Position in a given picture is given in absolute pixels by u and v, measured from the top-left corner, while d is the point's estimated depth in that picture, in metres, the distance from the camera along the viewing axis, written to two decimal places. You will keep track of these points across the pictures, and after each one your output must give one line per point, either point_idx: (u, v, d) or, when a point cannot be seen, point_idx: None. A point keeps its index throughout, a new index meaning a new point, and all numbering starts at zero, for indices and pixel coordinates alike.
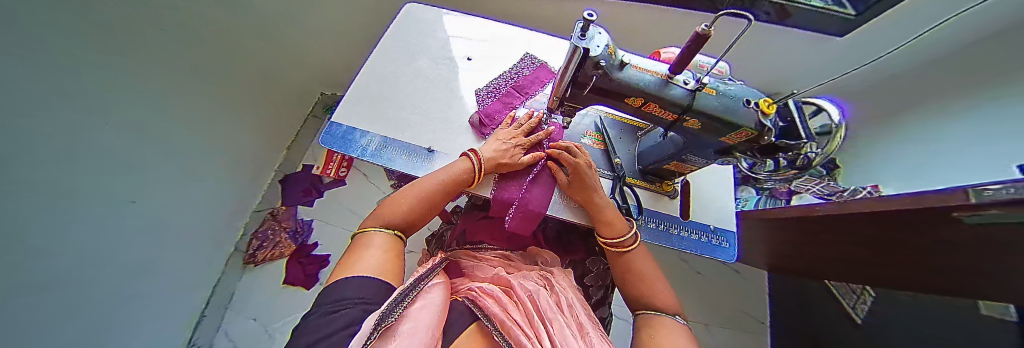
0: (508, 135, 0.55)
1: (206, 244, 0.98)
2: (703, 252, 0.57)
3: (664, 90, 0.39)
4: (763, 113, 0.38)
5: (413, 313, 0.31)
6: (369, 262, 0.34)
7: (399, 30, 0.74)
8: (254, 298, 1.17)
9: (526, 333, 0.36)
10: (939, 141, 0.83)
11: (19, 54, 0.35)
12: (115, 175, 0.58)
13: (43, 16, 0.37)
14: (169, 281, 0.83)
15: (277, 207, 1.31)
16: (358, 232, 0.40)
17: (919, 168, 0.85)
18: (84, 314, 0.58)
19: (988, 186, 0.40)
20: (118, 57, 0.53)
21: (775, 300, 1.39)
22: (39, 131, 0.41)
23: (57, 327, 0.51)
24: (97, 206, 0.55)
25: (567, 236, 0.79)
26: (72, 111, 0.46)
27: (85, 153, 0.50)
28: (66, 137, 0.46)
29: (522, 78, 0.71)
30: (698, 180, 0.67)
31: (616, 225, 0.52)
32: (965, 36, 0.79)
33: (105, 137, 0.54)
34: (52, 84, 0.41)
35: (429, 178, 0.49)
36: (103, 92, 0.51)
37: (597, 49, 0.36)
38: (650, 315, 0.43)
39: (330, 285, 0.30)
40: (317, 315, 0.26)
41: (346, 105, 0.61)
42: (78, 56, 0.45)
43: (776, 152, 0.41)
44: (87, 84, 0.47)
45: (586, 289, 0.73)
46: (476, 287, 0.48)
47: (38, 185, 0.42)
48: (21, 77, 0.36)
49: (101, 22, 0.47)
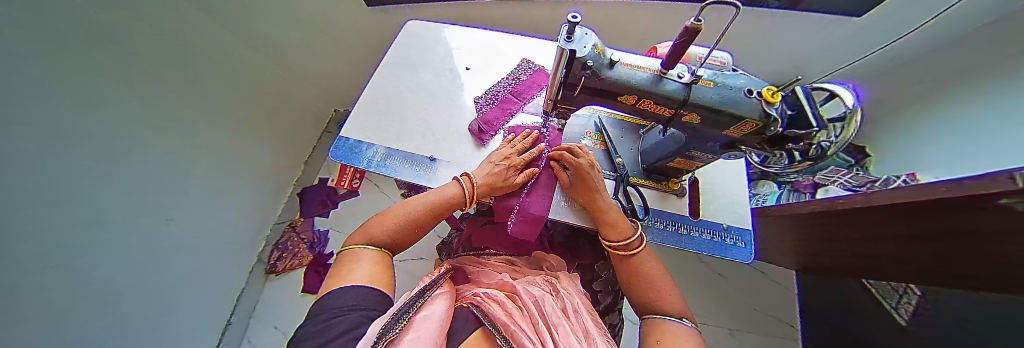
0: (500, 156, 0.55)
1: (229, 258, 1.03)
2: (716, 254, 0.54)
3: (658, 86, 0.38)
4: (769, 102, 0.36)
5: (417, 321, 0.32)
6: (358, 274, 0.34)
7: (401, 45, 0.77)
8: (274, 307, 1.22)
9: (530, 337, 0.35)
10: (984, 119, 0.75)
11: (52, 90, 0.39)
12: (148, 194, 0.64)
13: (76, 56, 0.42)
14: (198, 291, 0.89)
15: (295, 219, 1.37)
16: (344, 249, 0.40)
17: (957, 150, 0.79)
18: (120, 323, 0.63)
19: None
20: (149, 88, 0.59)
21: (807, 303, 1.29)
22: (71, 157, 0.45)
23: (91, 336, 0.56)
24: (129, 222, 0.60)
25: (574, 240, 0.77)
26: (107, 137, 0.51)
27: (118, 174, 0.55)
28: (100, 159, 0.51)
29: (520, 83, 0.71)
30: (707, 177, 0.64)
31: (621, 226, 0.51)
32: (985, 8, 0.73)
33: (136, 160, 0.59)
34: (83, 110, 0.45)
35: (419, 197, 0.49)
36: (134, 119, 0.57)
37: (585, 50, 0.36)
38: (654, 319, 0.42)
39: (325, 295, 0.31)
40: (317, 320, 0.27)
41: (353, 119, 0.64)
42: (111, 88, 0.50)
43: (785, 143, 0.39)
44: (126, 98, 0.52)
45: (595, 294, 0.71)
46: (481, 292, 0.47)
47: (70, 206, 0.46)
48: (57, 111, 0.40)
49: (129, 51, 0.51)
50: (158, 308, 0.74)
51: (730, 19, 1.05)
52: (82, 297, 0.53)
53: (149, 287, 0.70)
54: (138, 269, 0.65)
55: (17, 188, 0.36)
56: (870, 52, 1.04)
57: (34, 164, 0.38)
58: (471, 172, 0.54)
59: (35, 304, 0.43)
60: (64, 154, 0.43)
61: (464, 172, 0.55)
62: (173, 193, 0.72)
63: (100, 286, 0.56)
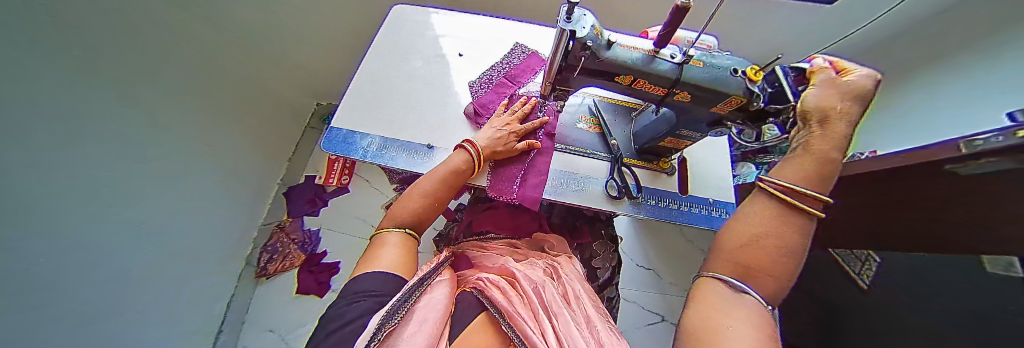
0: (501, 122, 0.57)
1: (203, 260, 0.98)
2: (703, 224, 0.59)
3: (651, 65, 0.40)
4: (751, 80, 0.39)
5: (419, 311, 0.31)
6: (386, 259, 0.36)
7: (390, 31, 0.75)
8: (265, 309, 1.19)
9: (533, 325, 0.37)
10: (953, 83, 0.80)
11: (43, 102, 0.48)
12: (90, 183, 0.61)
13: (14, 50, 0.42)
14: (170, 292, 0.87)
15: (282, 220, 1.34)
16: (377, 232, 0.42)
17: (930, 116, 0.84)
18: (68, 323, 0.61)
19: (979, 136, 0.43)
20: (106, 87, 0.61)
21: None
22: (16, 162, 0.45)
23: (41, 333, 0.55)
24: (66, 217, 0.57)
25: (572, 221, 0.81)
26: (79, 141, 0.57)
27: (66, 168, 0.55)
28: (23, 147, 0.46)
29: (514, 67, 0.72)
30: (695, 155, 0.68)
31: (831, 158, 0.27)
32: None
33: (82, 156, 0.58)
34: (11, 92, 0.42)
35: (431, 173, 0.48)
36: (95, 117, 0.59)
37: (584, 30, 0.37)
38: (715, 278, 0.26)
39: (352, 279, 0.33)
40: (340, 304, 0.29)
41: (344, 109, 0.62)
42: (60, 95, 0.51)
43: (765, 119, 0.41)
44: (53, 76, 0.49)
45: (594, 271, 0.74)
46: (484, 277, 0.49)
47: (19, 207, 0.47)
48: (45, 119, 0.49)
49: (54, 30, 0.48)
50: (116, 309, 0.72)
51: (716, 5, 1.08)
52: (64, 305, 0.60)
53: (93, 287, 0.65)
54: (81, 262, 0.62)
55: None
56: (861, 26, 1.07)
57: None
58: (473, 138, 0.55)
59: None
60: (6, 157, 0.43)
61: (465, 140, 0.54)
62: (118, 185, 0.68)
63: (43, 281, 0.54)
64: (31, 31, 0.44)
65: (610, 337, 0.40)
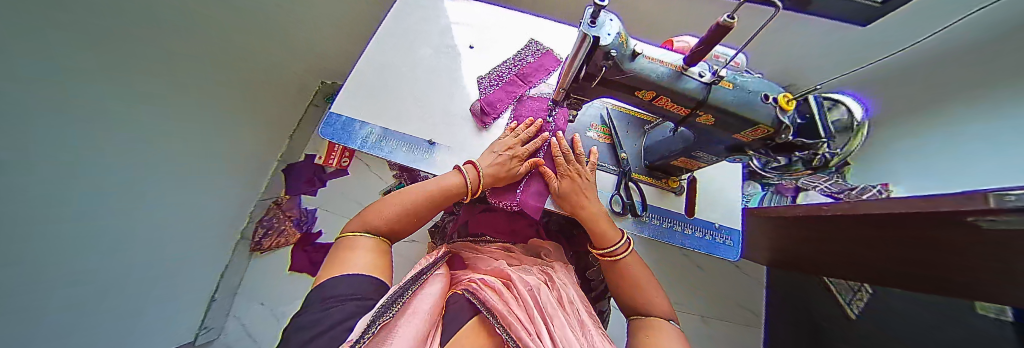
0: (503, 146, 0.53)
1: (207, 242, 0.95)
2: (705, 251, 0.57)
3: (677, 83, 0.37)
4: (783, 109, 0.36)
5: (403, 318, 0.29)
6: (357, 263, 0.33)
7: (400, 16, 0.71)
8: (262, 285, 1.20)
9: (527, 329, 0.34)
10: (957, 130, 0.82)
11: (83, 88, 0.45)
12: (130, 165, 0.60)
13: (63, 36, 0.39)
14: (183, 271, 0.86)
15: (280, 196, 1.31)
16: (342, 235, 0.38)
17: (948, 157, 0.82)
18: (106, 304, 0.61)
19: (1012, 191, 0.39)
20: (143, 68, 0.57)
21: (773, 294, 1.39)
22: (54, 152, 0.42)
23: (88, 308, 0.56)
24: (106, 202, 0.56)
25: (569, 230, 0.79)
26: (120, 123, 0.55)
27: (107, 150, 0.53)
28: (65, 135, 0.44)
29: (526, 65, 0.68)
30: (704, 175, 0.65)
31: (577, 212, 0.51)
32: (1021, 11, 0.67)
33: (118, 151, 0.56)
34: (50, 78, 0.39)
35: (416, 187, 0.48)
36: (129, 99, 0.55)
37: (608, 38, 0.33)
38: (641, 319, 0.40)
39: (326, 281, 0.30)
40: (312, 310, 0.25)
41: (346, 95, 0.59)
42: (97, 80, 0.48)
43: (792, 151, 0.39)
44: (91, 64, 0.46)
45: (587, 282, 0.74)
46: (478, 279, 0.47)
47: (65, 197, 0.46)
48: (79, 108, 0.45)
49: (99, 18, 0.44)
50: (148, 291, 0.73)
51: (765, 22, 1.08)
52: (107, 283, 0.60)
53: (135, 272, 0.67)
54: (125, 258, 0.63)
55: (10, 190, 0.35)
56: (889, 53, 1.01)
57: (23, 162, 0.37)
58: (476, 161, 0.53)
59: (20, 294, 0.40)
60: (47, 146, 0.41)
61: (467, 162, 0.52)
62: (152, 169, 0.66)
63: (86, 260, 0.54)
64: (77, 13, 0.40)
65: (604, 342, 0.39)
